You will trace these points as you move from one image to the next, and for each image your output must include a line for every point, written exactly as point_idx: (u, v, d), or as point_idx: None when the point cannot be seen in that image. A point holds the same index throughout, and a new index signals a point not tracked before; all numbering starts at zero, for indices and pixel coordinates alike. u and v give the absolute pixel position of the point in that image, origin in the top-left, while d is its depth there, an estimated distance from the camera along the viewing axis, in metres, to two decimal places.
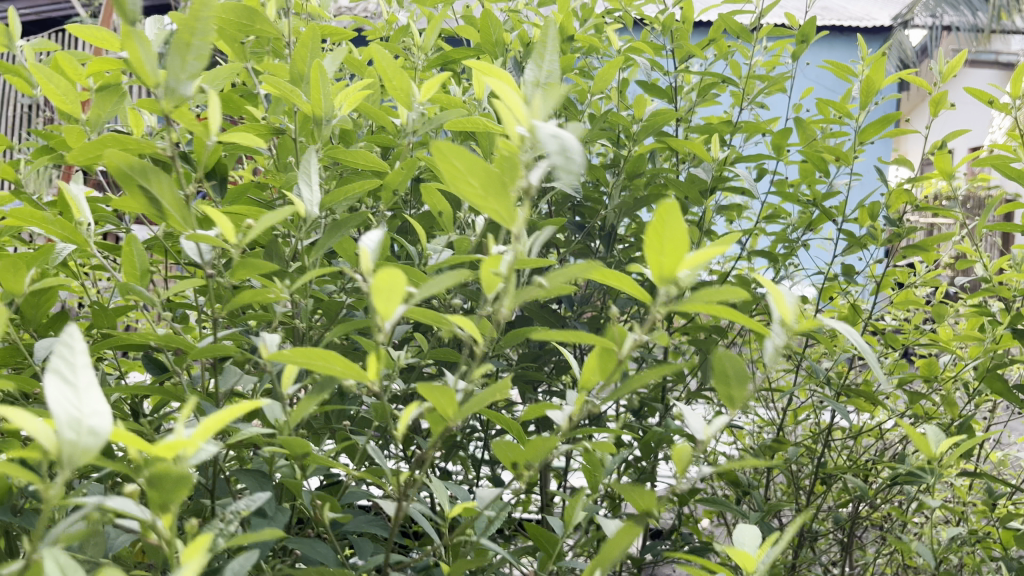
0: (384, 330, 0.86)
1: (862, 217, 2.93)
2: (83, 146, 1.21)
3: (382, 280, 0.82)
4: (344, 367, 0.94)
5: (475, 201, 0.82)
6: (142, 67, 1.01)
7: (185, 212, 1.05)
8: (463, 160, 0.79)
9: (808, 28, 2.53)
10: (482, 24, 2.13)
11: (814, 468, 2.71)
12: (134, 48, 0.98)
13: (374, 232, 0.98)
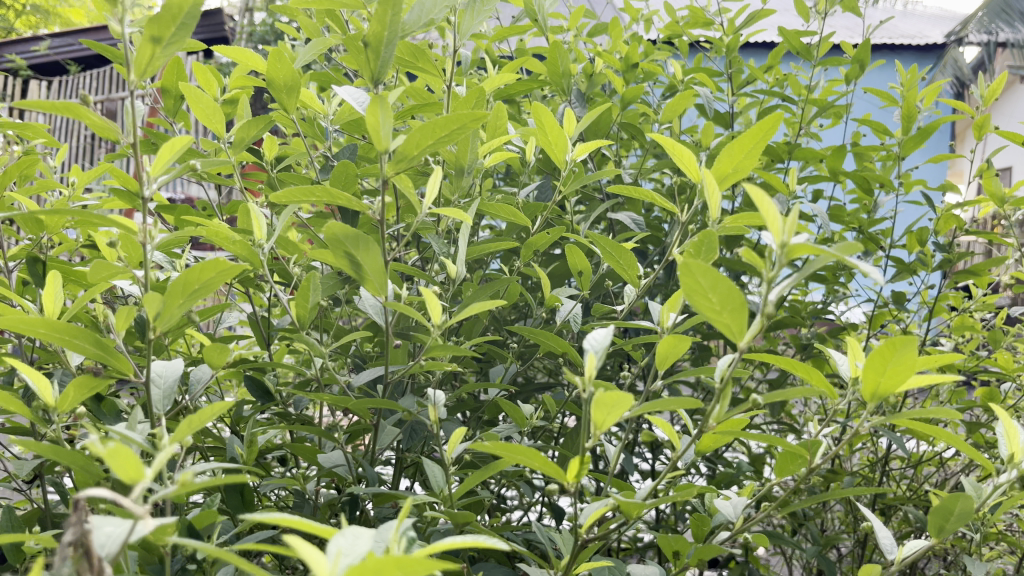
0: (592, 440, 0.82)
1: (914, 243, 2.92)
2: (295, 189, 1.26)
3: (609, 398, 0.78)
4: (541, 462, 0.91)
5: (700, 297, 0.80)
6: (374, 130, 1.12)
7: (381, 279, 1.15)
8: (703, 274, 0.77)
9: (864, 50, 2.58)
10: (551, 55, 2.19)
11: (871, 496, 2.69)
12: (375, 113, 1.10)
13: (603, 330, 0.82)
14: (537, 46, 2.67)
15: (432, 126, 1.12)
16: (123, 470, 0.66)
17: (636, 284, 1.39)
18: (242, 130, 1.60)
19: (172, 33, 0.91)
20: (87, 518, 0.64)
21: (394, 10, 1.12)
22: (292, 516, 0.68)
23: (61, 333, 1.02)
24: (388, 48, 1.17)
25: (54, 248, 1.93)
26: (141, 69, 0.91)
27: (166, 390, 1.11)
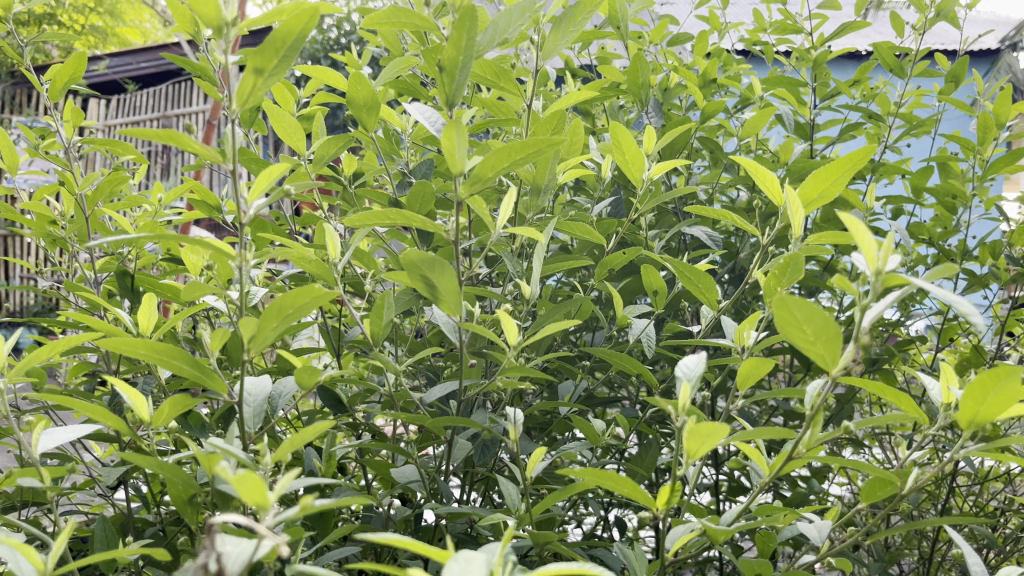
0: (686, 468, 0.84)
1: (987, 256, 2.82)
2: (371, 212, 1.28)
3: (702, 428, 0.79)
4: (634, 489, 0.92)
5: (798, 329, 0.87)
6: (450, 154, 1.13)
7: (456, 300, 1.16)
8: (801, 307, 0.84)
9: (961, 67, 2.53)
10: (632, 66, 2.15)
11: (938, 516, 2.60)
12: (451, 139, 1.10)
13: (692, 359, 0.92)
14: (607, 57, 2.66)
15: (508, 149, 1.13)
16: (252, 493, 0.71)
17: (713, 306, 1.49)
18: (322, 146, 1.64)
19: (274, 65, 1.02)
20: (217, 535, 0.68)
21: (470, 34, 1.14)
22: (405, 540, 0.72)
23: (160, 354, 1.07)
24: (463, 72, 1.19)
25: (136, 261, 1.98)
26: (245, 99, 1.01)
27: (256, 407, 1.17)
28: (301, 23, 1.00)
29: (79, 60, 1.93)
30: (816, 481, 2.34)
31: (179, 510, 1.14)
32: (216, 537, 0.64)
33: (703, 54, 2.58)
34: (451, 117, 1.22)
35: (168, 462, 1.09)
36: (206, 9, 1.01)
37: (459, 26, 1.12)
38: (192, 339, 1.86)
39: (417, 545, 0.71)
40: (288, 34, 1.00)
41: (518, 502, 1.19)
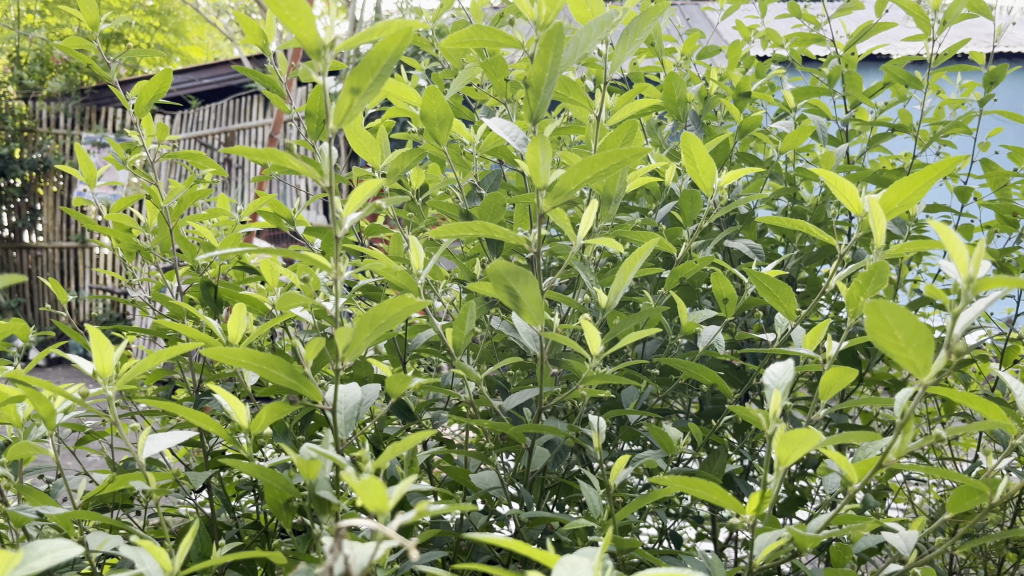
0: (778, 474, 0.86)
1: None
2: (456, 225, 1.33)
3: (795, 435, 0.81)
4: (722, 496, 0.94)
5: (887, 333, 0.88)
6: (535, 168, 1.18)
7: (538, 311, 1.20)
8: (892, 312, 0.85)
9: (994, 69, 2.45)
10: (665, 82, 2.04)
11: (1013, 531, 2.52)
12: (536, 152, 1.16)
13: (779, 365, 0.95)
14: (659, 69, 2.65)
15: (590, 162, 1.16)
16: (371, 498, 0.72)
17: (790, 317, 1.50)
18: (399, 159, 1.70)
19: (370, 84, 1.08)
20: (339, 538, 0.71)
21: (556, 50, 1.18)
22: (512, 542, 0.74)
23: (260, 362, 1.12)
24: (547, 88, 1.22)
25: (212, 273, 2.05)
26: (342, 117, 1.07)
27: (349, 414, 1.21)
28: (395, 43, 1.06)
29: (164, 77, 2.02)
30: (885, 493, 2.29)
31: (274, 514, 1.13)
32: (343, 539, 0.67)
33: (751, 65, 2.57)
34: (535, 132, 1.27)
35: (268, 467, 1.11)
36: (305, 34, 1.06)
37: (546, 42, 1.17)
38: (268, 348, 1.91)
39: (523, 547, 0.74)
40: (384, 54, 1.06)
41: (598, 507, 1.21)
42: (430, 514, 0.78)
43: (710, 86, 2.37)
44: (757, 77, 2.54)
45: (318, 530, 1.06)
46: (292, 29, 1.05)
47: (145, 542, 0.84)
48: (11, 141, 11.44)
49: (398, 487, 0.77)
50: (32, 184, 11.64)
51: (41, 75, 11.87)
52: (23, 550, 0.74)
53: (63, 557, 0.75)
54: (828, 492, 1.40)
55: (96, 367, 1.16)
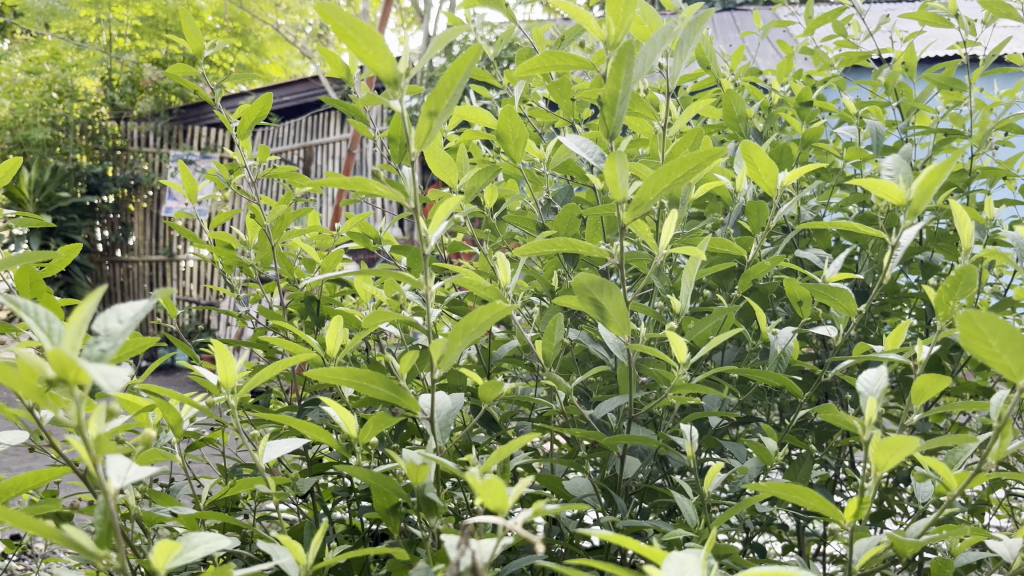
0: (874, 479, 0.88)
1: None
2: (539, 243, 1.34)
3: (893, 442, 0.84)
4: (819, 502, 0.97)
5: (981, 344, 0.90)
6: (612, 180, 1.17)
7: (624, 321, 1.22)
8: (986, 323, 0.87)
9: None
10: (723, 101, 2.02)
11: None
12: (614, 167, 1.15)
13: (873, 372, 0.98)
14: (732, 80, 2.63)
15: (668, 170, 1.16)
16: (491, 497, 0.78)
17: (850, 315, 1.49)
18: (478, 176, 1.65)
19: (446, 107, 1.06)
20: (461, 536, 0.77)
21: (629, 67, 1.14)
22: (620, 537, 0.80)
23: (360, 378, 1.12)
24: (621, 104, 1.19)
25: (305, 287, 2.14)
26: (423, 141, 1.06)
27: (443, 422, 1.24)
28: (464, 65, 1.04)
29: (265, 101, 2.12)
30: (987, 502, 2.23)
31: (383, 517, 1.20)
32: (469, 537, 0.74)
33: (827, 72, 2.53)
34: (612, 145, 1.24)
35: (377, 472, 1.17)
36: (382, 65, 1.02)
37: (617, 60, 1.13)
38: (361, 359, 1.99)
39: (629, 542, 0.79)
40: (455, 77, 1.05)
41: (694, 514, 1.24)
42: (542, 512, 0.83)
43: (783, 97, 2.35)
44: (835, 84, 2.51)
45: (426, 532, 1.13)
46: (371, 63, 1.01)
47: (282, 536, 0.96)
48: (104, 161, 12.10)
49: (513, 488, 0.83)
50: (124, 201, 12.25)
51: (131, 98, 12.44)
52: (182, 541, 0.88)
53: (216, 548, 0.88)
54: (923, 499, 1.39)
55: (220, 378, 1.25)
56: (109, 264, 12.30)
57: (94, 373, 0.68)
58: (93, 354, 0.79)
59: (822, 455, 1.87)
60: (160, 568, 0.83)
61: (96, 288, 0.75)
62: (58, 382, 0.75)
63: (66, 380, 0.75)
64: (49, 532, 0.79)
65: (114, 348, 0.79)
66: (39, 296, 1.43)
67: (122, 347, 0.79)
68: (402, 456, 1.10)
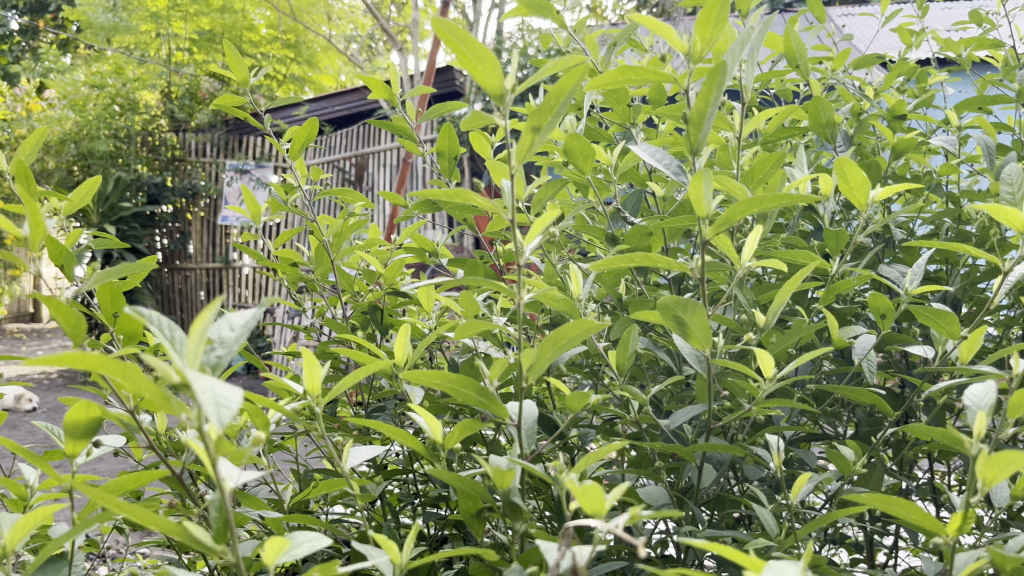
0: (980, 494, 0.88)
1: None
2: (615, 258, 1.33)
3: (1000, 457, 0.84)
4: (921, 516, 0.98)
5: None
6: (698, 200, 1.17)
7: (706, 336, 1.22)
8: None
9: None
10: (812, 105, 2.01)
11: None
12: (700, 185, 1.15)
13: (981, 387, 0.97)
14: (806, 84, 2.59)
15: (758, 198, 1.17)
16: (593, 504, 0.80)
17: (952, 338, 1.47)
18: (547, 188, 1.64)
19: (548, 122, 1.09)
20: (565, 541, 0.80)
21: (720, 86, 1.16)
22: (725, 548, 0.81)
23: (451, 382, 1.15)
24: (708, 121, 1.19)
25: (373, 296, 2.16)
26: (523, 155, 1.09)
27: (528, 428, 1.26)
28: (572, 82, 1.07)
29: (312, 123, 2.14)
30: None
31: (466, 521, 1.22)
32: (572, 542, 0.76)
33: (904, 76, 2.46)
34: (694, 161, 1.24)
35: (462, 477, 1.20)
36: (489, 80, 1.04)
37: (709, 80, 1.14)
38: (430, 366, 2.01)
39: (738, 555, 0.80)
40: (562, 92, 1.08)
41: (773, 520, 1.24)
42: (646, 522, 0.85)
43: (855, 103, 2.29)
44: (918, 89, 2.44)
45: (511, 538, 1.14)
46: (479, 77, 1.03)
47: (379, 536, 1.02)
48: (163, 171, 12.45)
49: (619, 496, 0.84)
50: (181, 211, 12.59)
51: (190, 110, 12.75)
52: (290, 539, 0.93)
53: (318, 544, 0.93)
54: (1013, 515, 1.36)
55: (307, 386, 1.28)
56: (168, 271, 12.62)
57: (208, 401, 0.72)
58: (211, 360, 0.85)
59: (900, 468, 1.82)
60: (269, 563, 0.88)
61: (215, 300, 0.80)
62: (180, 388, 0.80)
63: (188, 386, 0.79)
64: (172, 528, 0.85)
65: (230, 354, 0.85)
66: (119, 310, 1.46)
67: (236, 353, 0.86)
68: (490, 461, 1.12)
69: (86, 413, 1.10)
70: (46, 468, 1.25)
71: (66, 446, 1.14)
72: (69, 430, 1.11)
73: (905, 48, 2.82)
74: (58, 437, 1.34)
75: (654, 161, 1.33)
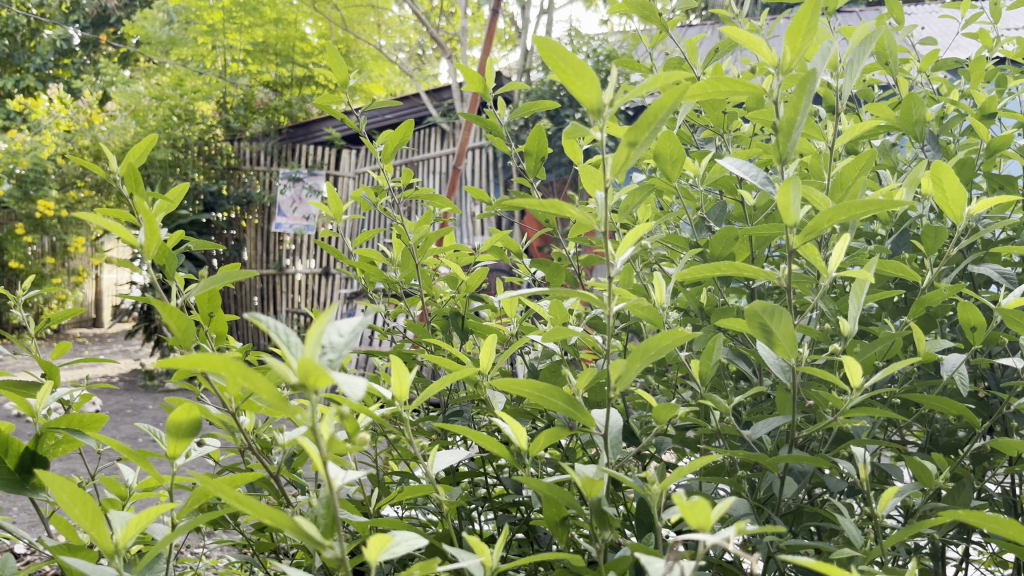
0: None
1: None
2: (701, 266, 1.34)
3: None
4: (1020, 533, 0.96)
5: None
6: (785, 208, 1.17)
7: (792, 346, 1.21)
8: None
9: None
10: (904, 105, 1.99)
11: None
12: (787, 194, 1.15)
13: None
14: (884, 88, 2.54)
15: (843, 208, 1.16)
16: (695, 516, 0.81)
17: None
18: (636, 193, 1.63)
19: (644, 137, 1.09)
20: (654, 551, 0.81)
21: (809, 95, 1.16)
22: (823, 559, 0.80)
23: (541, 392, 1.16)
24: (798, 131, 1.19)
25: (450, 303, 2.19)
26: (617, 170, 1.10)
27: (612, 439, 1.26)
28: (672, 99, 1.09)
29: (406, 127, 2.15)
30: None
31: (552, 527, 1.23)
32: (678, 551, 0.77)
33: (988, 78, 2.40)
34: (782, 170, 1.24)
35: (549, 484, 1.20)
36: (589, 96, 1.05)
37: (799, 87, 1.15)
38: (507, 372, 2.03)
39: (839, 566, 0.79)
40: (662, 109, 1.09)
41: (858, 530, 1.22)
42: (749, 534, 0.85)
43: (938, 106, 2.25)
44: (1005, 90, 2.38)
45: (597, 546, 1.15)
46: (577, 92, 1.05)
47: (472, 540, 1.03)
48: (221, 179, 12.77)
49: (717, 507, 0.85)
50: (238, 218, 12.91)
51: (248, 119, 13.03)
52: (388, 538, 0.94)
53: (413, 546, 0.94)
54: None
55: (395, 393, 1.30)
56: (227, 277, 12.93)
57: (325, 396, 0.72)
58: (323, 362, 0.87)
59: (991, 481, 1.78)
60: (372, 561, 0.88)
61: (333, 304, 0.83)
62: (297, 388, 0.82)
63: (306, 386, 0.81)
64: (284, 522, 0.87)
65: (341, 357, 0.88)
66: (216, 313, 1.50)
67: (345, 357, 0.89)
68: (578, 470, 1.13)
69: (189, 416, 1.15)
70: (146, 467, 1.31)
71: (168, 448, 1.18)
72: (172, 431, 1.16)
73: (987, 49, 2.75)
74: (159, 439, 1.40)
75: (743, 171, 1.34)
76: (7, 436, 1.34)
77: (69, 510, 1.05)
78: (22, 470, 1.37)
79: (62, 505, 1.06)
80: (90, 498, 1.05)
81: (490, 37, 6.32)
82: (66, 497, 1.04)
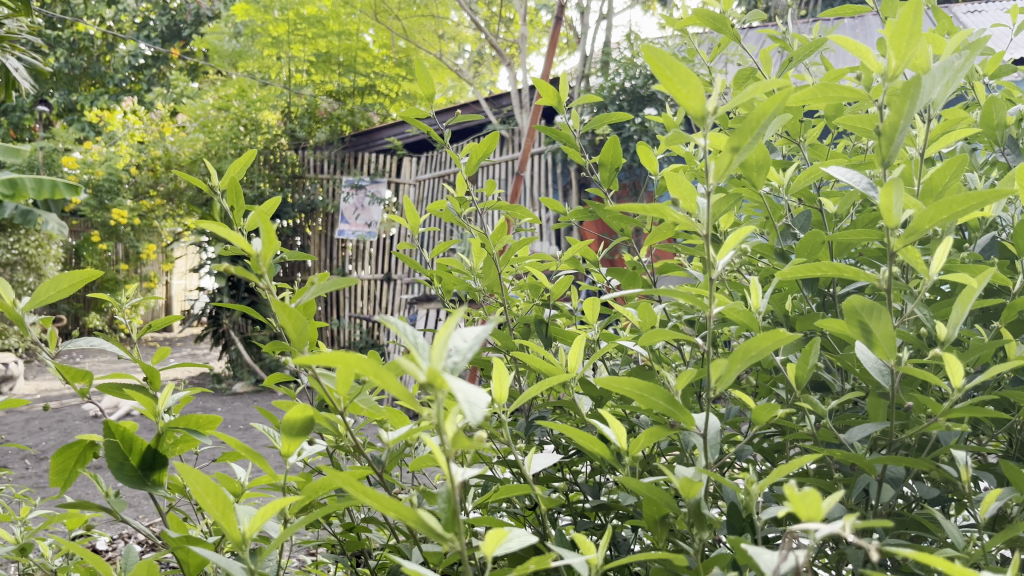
0: None
1: None
2: (801, 267, 1.35)
3: None
4: None
5: None
6: (887, 210, 1.18)
7: (892, 347, 1.21)
8: None
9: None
10: (983, 107, 1.97)
11: None
12: (890, 195, 1.16)
13: None
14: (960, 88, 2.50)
15: (944, 205, 1.16)
16: (806, 509, 0.83)
17: None
18: (726, 199, 1.64)
19: (745, 142, 1.12)
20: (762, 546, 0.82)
21: (913, 98, 1.17)
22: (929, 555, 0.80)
23: (642, 390, 1.19)
24: (900, 134, 1.21)
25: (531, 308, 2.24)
26: (718, 173, 1.13)
27: (711, 441, 1.29)
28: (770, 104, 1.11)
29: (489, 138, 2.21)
30: None
31: (651, 527, 1.27)
32: (790, 542, 0.80)
33: None
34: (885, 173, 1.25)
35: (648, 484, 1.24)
36: (692, 104, 1.09)
37: (902, 93, 1.17)
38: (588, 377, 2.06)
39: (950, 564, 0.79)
40: (761, 114, 1.10)
41: (958, 535, 1.22)
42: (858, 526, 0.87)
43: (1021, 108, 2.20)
44: None
45: (697, 545, 1.18)
46: (681, 99, 1.08)
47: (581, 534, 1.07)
48: (288, 189, 13.10)
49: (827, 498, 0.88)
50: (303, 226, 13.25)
51: (313, 130, 13.35)
52: (504, 534, 0.98)
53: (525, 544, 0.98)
54: None
55: (495, 395, 1.33)
56: None
57: (460, 397, 0.77)
58: (448, 365, 0.91)
59: None
60: (488, 555, 0.93)
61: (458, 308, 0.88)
62: (427, 385, 0.86)
63: (434, 384, 0.86)
64: (407, 513, 0.92)
65: (465, 361, 0.91)
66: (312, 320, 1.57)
67: (468, 361, 0.92)
68: (678, 470, 1.16)
69: (302, 415, 1.22)
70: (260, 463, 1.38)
71: (282, 445, 1.26)
72: (286, 430, 1.22)
73: None
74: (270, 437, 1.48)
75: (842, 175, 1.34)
76: (130, 435, 1.44)
77: (201, 502, 1.13)
78: (143, 468, 1.46)
79: (196, 498, 1.13)
80: (219, 490, 1.12)
81: (551, 43, 6.35)
82: (199, 489, 1.11)
